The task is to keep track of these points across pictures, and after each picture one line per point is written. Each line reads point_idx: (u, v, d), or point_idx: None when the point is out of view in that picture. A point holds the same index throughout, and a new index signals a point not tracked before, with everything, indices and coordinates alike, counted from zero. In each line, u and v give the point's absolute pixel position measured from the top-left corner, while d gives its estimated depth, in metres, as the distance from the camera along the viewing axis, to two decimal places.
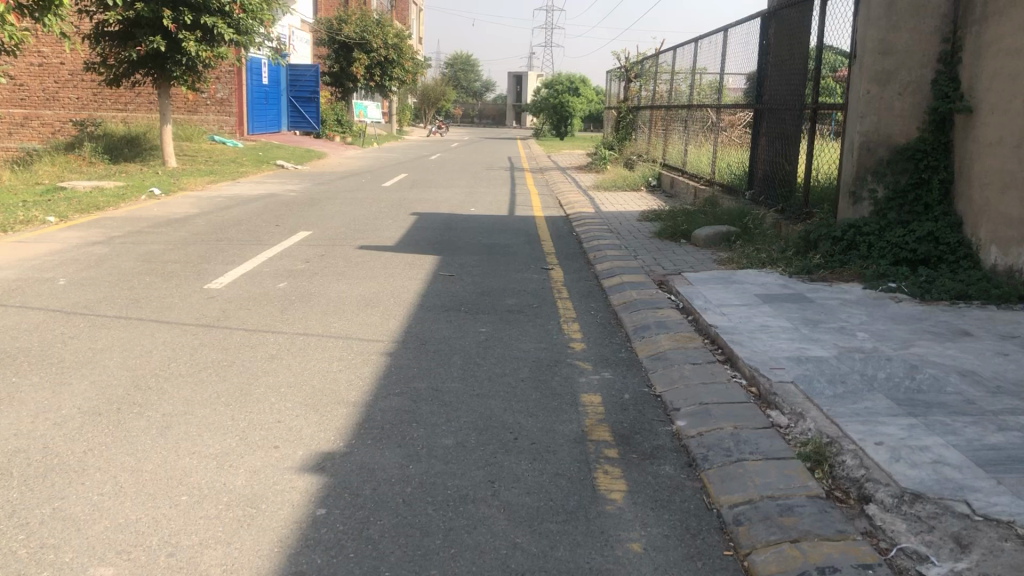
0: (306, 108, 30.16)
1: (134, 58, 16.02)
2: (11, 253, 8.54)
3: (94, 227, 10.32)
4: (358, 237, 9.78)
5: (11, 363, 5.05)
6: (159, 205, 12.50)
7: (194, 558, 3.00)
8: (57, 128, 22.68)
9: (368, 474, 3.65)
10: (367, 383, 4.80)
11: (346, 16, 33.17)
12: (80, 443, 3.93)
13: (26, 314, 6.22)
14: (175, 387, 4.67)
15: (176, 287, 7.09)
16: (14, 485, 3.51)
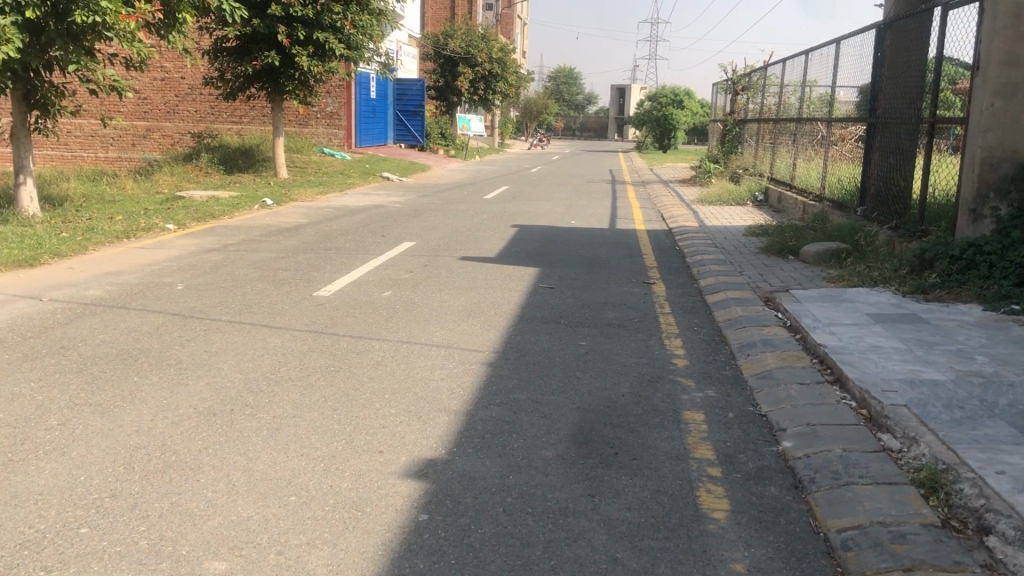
0: (412, 122, 30.83)
1: (250, 72, 16.66)
2: (132, 259, 8.99)
3: (210, 235, 10.77)
4: (460, 248, 9.92)
5: (134, 363, 5.32)
6: (271, 215, 12.94)
7: (302, 557, 3.09)
8: (176, 140, 23.79)
9: (469, 483, 3.69)
10: (469, 392, 4.85)
11: (452, 30, 33.75)
12: (196, 441, 4.11)
13: (148, 316, 6.53)
14: (284, 390, 4.84)
15: (286, 294, 7.34)
16: (135, 479, 3.69)
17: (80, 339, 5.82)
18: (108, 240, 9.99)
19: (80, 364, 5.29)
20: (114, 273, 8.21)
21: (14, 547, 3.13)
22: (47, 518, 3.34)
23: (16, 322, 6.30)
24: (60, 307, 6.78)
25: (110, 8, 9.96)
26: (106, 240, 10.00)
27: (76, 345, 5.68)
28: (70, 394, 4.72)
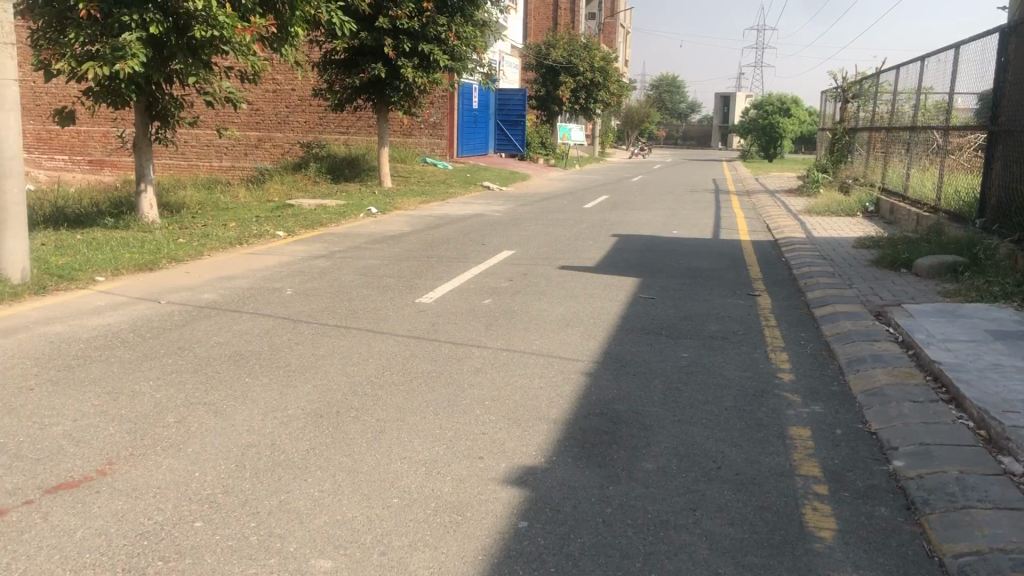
0: (513, 131, 31.01)
1: (357, 84, 17.09)
2: (244, 264, 9.32)
3: (318, 242, 11.07)
4: (560, 257, 9.94)
5: (245, 365, 5.52)
6: (375, 223, 13.24)
7: (404, 558, 3.14)
8: (286, 149, 24.47)
9: (568, 492, 3.70)
10: (567, 402, 4.85)
11: (554, 40, 33.95)
12: (303, 441, 4.24)
13: (258, 319, 6.77)
14: (387, 394, 4.94)
15: (390, 300, 7.49)
16: (247, 476, 3.83)
17: (195, 341, 6.08)
18: (223, 246, 10.40)
19: (196, 364, 5.53)
20: (228, 278, 8.56)
21: (135, 537, 3.29)
22: (165, 510, 3.50)
23: (136, 323, 6.61)
24: (177, 309, 7.10)
25: (227, 22, 10.39)
26: (220, 246, 10.40)
27: (192, 347, 5.93)
28: (187, 393, 4.94)
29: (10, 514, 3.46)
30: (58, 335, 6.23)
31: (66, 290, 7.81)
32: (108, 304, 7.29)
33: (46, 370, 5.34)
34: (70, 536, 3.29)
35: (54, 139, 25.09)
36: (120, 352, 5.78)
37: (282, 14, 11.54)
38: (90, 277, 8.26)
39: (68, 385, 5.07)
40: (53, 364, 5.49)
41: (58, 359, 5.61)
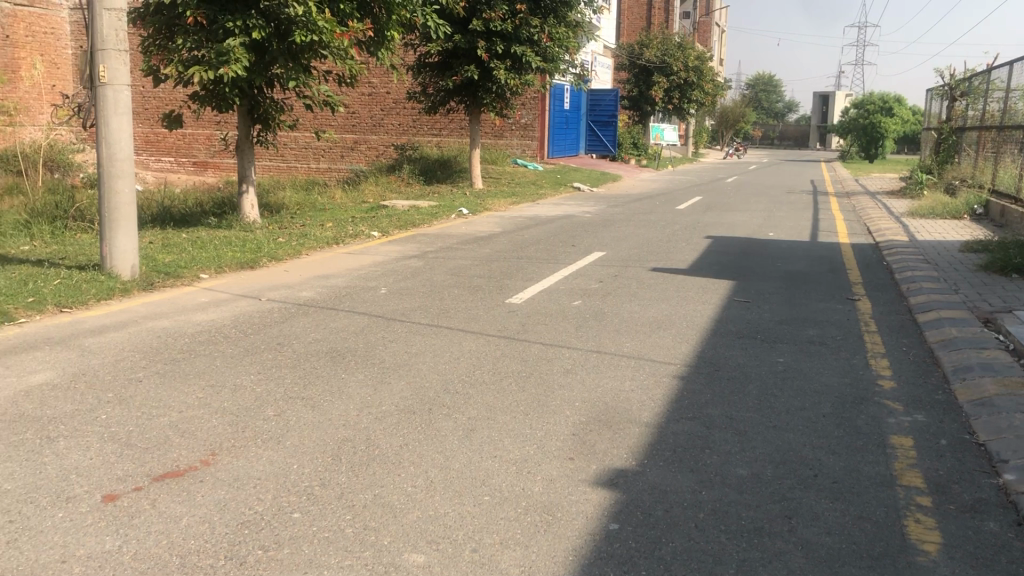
0: (604, 132, 30.81)
1: (450, 86, 17.27)
2: (340, 263, 9.55)
3: (411, 242, 11.26)
4: (652, 259, 9.86)
5: (341, 361, 5.65)
6: (467, 224, 13.35)
7: (495, 556, 3.17)
8: (381, 152, 24.89)
9: (660, 496, 3.66)
10: (659, 405, 4.80)
11: (647, 39, 33.62)
12: (397, 437, 4.31)
13: (353, 317, 6.92)
14: (478, 393, 4.98)
15: (481, 300, 7.55)
16: (343, 469, 3.92)
17: (294, 337, 6.25)
18: (319, 245, 10.66)
19: (294, 360, 5.68)
20: (325, 276, 8.76)
21: (237, 526, 3.40)
22: (265, 501, 3.61)
23: (238, 319, 6.84)
24: (277, 306, 7.32)
25: (326, 27, 10.66)
26: (317, 245, 10.67)
27: (290, 343, 6.10)
28: (286, 387, 5.08)
29: (121, 500, 3.63)
30: (164, 329, 6.49)
31: (172, 286, 8.14)
32: (212, 301, 7.57)
33: (154, 363, 5.58)
34: (177, 523, 3.43)
35: (161, 142, 26.14)
36: (223, 347, 5.99)
37: (379, 18, 11.77)
38: (194, 274, 8.58)
39: (174, 377, 5.28)
40: (160, 357, 5.73)
41: (165, 352, 5.85)
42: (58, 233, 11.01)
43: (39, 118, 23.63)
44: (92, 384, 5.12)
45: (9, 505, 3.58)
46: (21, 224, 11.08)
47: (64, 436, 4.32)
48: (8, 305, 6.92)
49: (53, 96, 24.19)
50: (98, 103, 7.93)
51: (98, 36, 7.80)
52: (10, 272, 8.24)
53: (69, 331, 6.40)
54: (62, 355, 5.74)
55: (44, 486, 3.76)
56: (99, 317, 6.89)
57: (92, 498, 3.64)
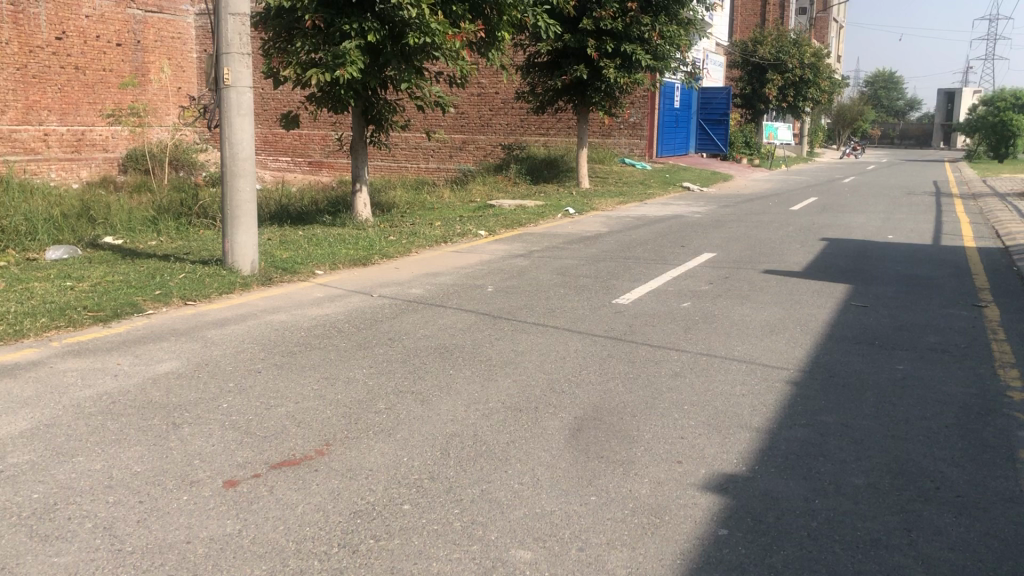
0: (715, 130, 30.22)
1: (559, 86, 17.29)
2: (448, 262, 9.68)
3: (517, 241, 11.33)
4: (763, 261, 9.63)
5: (450, 357, 5.74)
6: (573, 223, 13.32)
7: (602, 556, 3.17)
8: (488, 151, 25.03)
9: (771, 502, 3.58)
10: (771, 411, 4.69)
11: (761, 36, 32.87)
12: (504, 434, 4.35)
13: (461, 314, 7.02)
14: (585, 393, 4.98)
15: (587, 300, 7.55)
16: (450, 464, 3.99)
17: (404, 333, 6.39)
18: (429, 244, 10.85)
19: (405, 354, 5.81)
20: (433, 274, 8.91)
21: (350, 515, 3.50)
22: (376, 492, 3.70)
23: (351, 314, 7.03)
24: (387, 302, 7.47)
25: (439, 29, 10.84)
26: (426, 243, 10.86)
27: (401, 338, 6.23)
28: (397, 381, 5.21)
29: (241, 485, 3.78)
30: (281, 323, 6.73)
31: (289, 281, 8.42)
32: (326, 296, 7.80)
33: (272, 355, 5.80)
34: (293, 509, 3.55)
35: (279, 142, 27.08)
36: (336, 341, 6.17)
37: (491, 19, 11.90)
38: (310, 270, 8.86)
39: (290, 369, 5.47)
40: (278, 349, 5.94)
41: (282, 345, 6.07)
42: (184, 229, 11.55)
43: (167, 120, 24.85)
44: (215, 374, 5.36)
45: (139, 486, 3.78)
46: (150, 220, 11.66)
47: (189, 423, 4.53)
48: (139, 297, 7.30)
49: (179, 99, 25.35)
50: (222, 105, 8.28)
51: (223, 40, 8.11)
52: (140, 266, 8.70)
53: (194, 323, 6.72)
54: (187, 346, 6.03)
55: (171, 469, 3.95)
56: (221, 309, 7.20)
57: (215, 483, 3.81)
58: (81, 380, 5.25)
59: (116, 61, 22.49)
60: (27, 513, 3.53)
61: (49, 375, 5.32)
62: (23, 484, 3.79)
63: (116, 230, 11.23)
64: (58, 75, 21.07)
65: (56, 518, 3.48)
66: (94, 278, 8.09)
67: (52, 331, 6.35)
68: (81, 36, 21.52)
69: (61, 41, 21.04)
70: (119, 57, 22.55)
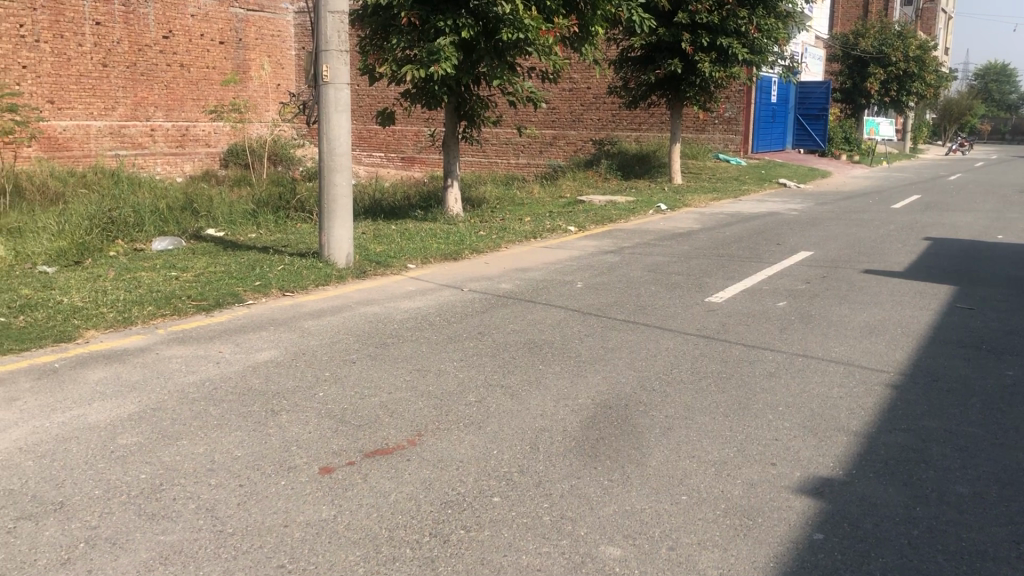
0: (813, 126, 29.47)
1: (652, 81, 17.13)
2: (538, 257, 9.69)
3: (607, 238, 11.26)
4: (863, 261, 9.35)
5: (539, 352, 5.75)
6: (665, 220, 13.17)
7: (692, 556, 3.14)
8: (579, 147, 24.88)
9: (869, 508, 3.48)
10: (869, 414, 4.56)
11: (863, 29, 31.92)
12: (594, 430, 4.35)
13: (551, 310, 7.03)
14: (676, 392, 4.92)
15: (679, 298, 7.46)
16: (540, 458, 4.00)
17: (494, 327, 6.43)
18: (519, 239, 10.89)
19: (495, 349, 5.85)
20: (524, 269, 8.94)
21: (440, 505, 3.55)
22: (467, 483, 3.74)
23: (442, 308, 7.11)
24: (478, 297, 7.53)
25: (532, 25, 10.86)
26: (516, 238, 10.90)
27: (490, 332, 6.28)
28: (487, 375, 5.25)
29: (336, 472, 3.88)
30: (375, 315, 6.87)
31: (382, 274, 8.57)
32: (418, 289, 7.91)
33: (365, 346, 5.92)
34: (385, 497, 3.63)
35: (373, 138, 27.57)
36: (428, 333, 6.26)
37: (584, 14, 11.84)
38: (403, 264, 9.00)
39: (382, 360, 5.58)
40: (371, 341, 6.06)
41: (375, 336, 6.18)
42: (281, 222, 11.88)
43: (266, 116, 25.59)
44: (312, 363, 5.51)
45: (239, 470, 3.91)
46: (249, 213, 12.03)
47: (287, 410, 4.67)
48: (239, 288, 7.55)
49: (279, 95, 26.06)
50: (321, 101, 8.47)
51: (323, 38, 8.30)
52: (241, 258, 8.99)
53: (292, 314, 6.91)
54: (284, 335, 6.21)
55: (269, 455, 4.07)
56: (317, 301, 7.38)
57: (311, 469, 3.91)
58: (185, 366, 5.46)
59: (219, 58, 23.25)
60: (135, 492, 3.69)
61: (155, 361, 5.56)
62: (131, 465, 3.96)
63: (218, 222, 11.62)
64: (164, 72, 21.90)
65: (161, 498, 3.64)
66: (198, 268, 8.40)
67: (158, 319, 6.62)
68: (186, 34, 22.30)
69: (167, 40, 21.86)
70: (221, 55, 23.30)
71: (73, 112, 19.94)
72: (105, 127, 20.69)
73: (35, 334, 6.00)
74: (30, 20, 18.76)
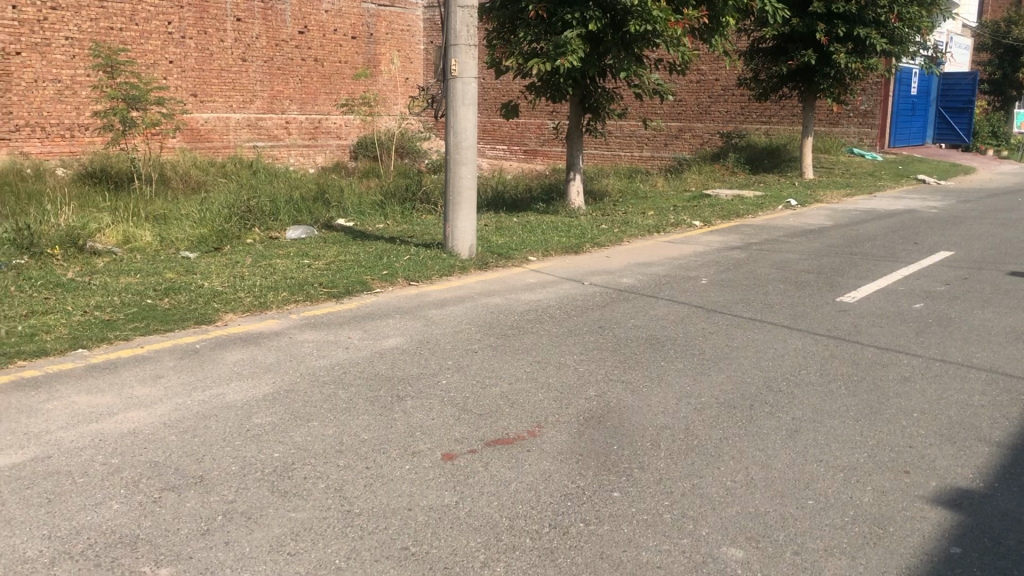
0: (957, 119, 27.96)
1: (784, 72, 16.62)
2: (661, 252, 9.58)
3: (734, 233, 11.03)
4: (1009, 262, 8.82)
5: (662, 349, 5.70)
6: (795, 216, 12.79)
7: (819, 562, 3.06)
8: (705, 140, 24.40)
9: (1013, 524, 3.30)
10: (1015, 425, 4.31)
11: (1016, 16, 29.99)
12: (717, 430, 4.27)
13: (673, 306, 6.94)
14: (804, 393, 4.78)
15: (809, 297, 7.23)
16: (662, 455, 3.97)
17: (615, 322, 6.40)
18: (642, 233, 10.78)
19: (616, 343, 5.83)
20: (646, 264, 8.85)
21: (561, 497, 3.57)
22: (587, 477, 3.75)
23: (562, 301, 7.13)
24: (599, 291, 7.51)
25: (661, 16, 10.71)
26: (639, 233, 10.80)
27: (612, 327, 6.25)
28: (607, 369, 5.23)
29: (458, 459, 3.95)
30: (497, 306, 6.95)
31: (504, 266, 8.66)
32: (539, 282, 7.95)
33: (487, 337, 5.99)
34: (506, 487, 3.67)
35: (498, 131, 27.81)
36: (548, 326, 6.28)
37: (715, 4, 11.60)
38: (524, 256, 9.06)
39: (504, 351, 5.64)
40: (493, 331, 6.14)
41: (497, 327, 6.26)
42: (408, 213, 12.18)
43: (394, 109, 26.20)
44: (436, 352, 5.63)
45: (366, 453, 4.04)
46: (377, 204, 12.37)
47: (411, 396, 4.79)
48: (367, 277, 7.77)
49: (407, 89, 26.65)
50: (449, 95, 8.60)
51: (452, 32, 8.42)
52: (369, 247, 9.26)
53: (417, 302, 7.07)
54: (409, 324, 6.36)
55: (394, 439, 4.19)
56: (440, 291, 7.52)
57: (434, 455, 4.00)
58: (316, 350, 5.66)
59: (350, 53, 23.95)
60: (269, 470, 3.87)
61: (288, 345, 5.79)
62: (265, 443, 4.15)
63: (348, 212, 12.01)
64: (299, 66, 22.71)
65: (293, 476, 3.79)
66: (328, 256, 8.69)
67: (291, 304, 6.89)
68: (321, 30, 23.07)
69: (303, 35, 22.65)
70: (353, 50, 24.01)
71: (214, 105, 20.91)
72: (244, 119, 21.60)
73: (179, 315, 6.36)
74: (176, 18, 19.79)
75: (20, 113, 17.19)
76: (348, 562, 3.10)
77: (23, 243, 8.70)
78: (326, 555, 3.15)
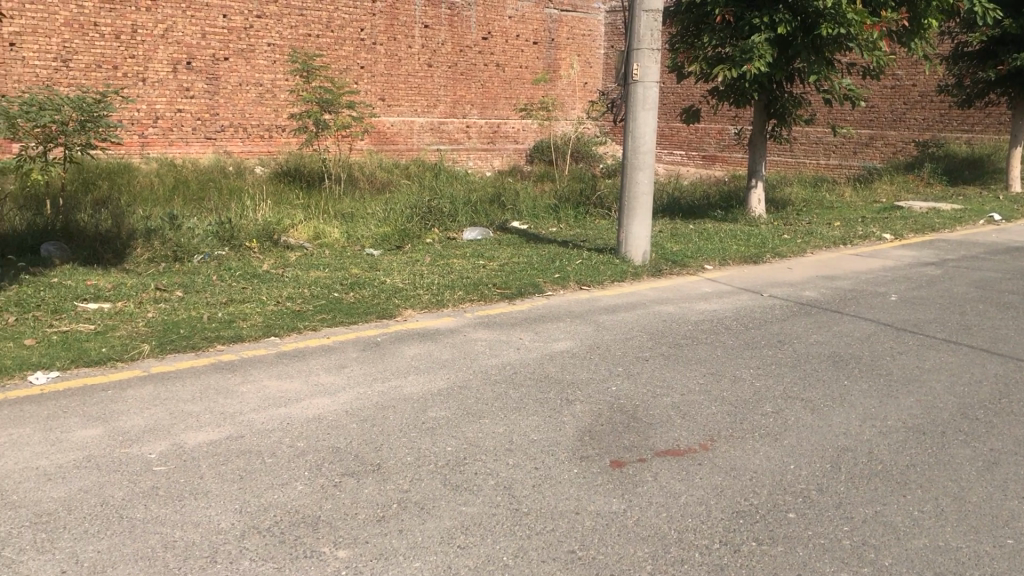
0: None
1: (993, 77, 15.47)
2: (847, 265, 9.13)
3: (928, 248, 10.37)
4: None
5: (845, 367, 5.43)
6: (998, 231, 11.87)
7: None
8: (899, 148, 23.05)
9: None
10: None
11: None
12: (905, 456, 4.03)
13: (859, 322, 6.60)
14: (1005, 424, 4.43)
15: (1012, 320, 6.68)
16: (841, 478, 3.78)
17: (795, 336, 6.16)
18: (826, 244, 10.33)
19: (794, 359, 5.60)
20: (829, 277, 8.47)
21: (733, 514, 3.47)
22: (760, 495, 3.62)
23: (739, 312, 6.94)
24: (778, 304, 7.25)
25: (857, 19, 10.19)
26: (823, 244, 10.35)
27: (791, 341, 6.02)
28: (784, 386, 5.04)
29: (627, 467, 3.92)
30: (670, 314, 6.85)
31: (678, 273, 8.52)
32: (714, 291, 7.77)
33: (658, 345, 5.92)
34: (675, 499, 3.60)
35: (676, 136, 27.42)
36: (723, 338, 6.12)
37: (917, 6, 10.93)
38: (700, 264, 8.88)
39: (676, 360, 5.55)
40: (665, 340, 6.05)
41: (668, 336, 6.17)
42: (582, 218, 12.22)
43: (572, 113, 26.35)
44: (606, 357, 5.61)
45: (535, 453, 4.07)
46: (552, 208, 12.47)
47: (581, 401, 4.79)
48: (540, 279, 7.85)
49: (587, 94, 26.73)
50: (630, 99, 8.55)
51: (636, 36, 8.38)
52: (543, 250, 9.35)
53: (589, 307, 7.07)
54: (580, 328, 6.37)
55: (563, 442, 4.21)
56: (613, 296, 7.49)
57: (603, 461, 3.98)
58: (488, 349, 5.78)
59: (531, 58, 24.31)
60: (442, 463, 3.97)
61: (461, 342, 5.94)
62: (439, 437, 4.27)
63: (523, 215, 12.19)
64: (482, 71, 23.28)
65: (465, 471, 3.88)
66: (503, 258, 8.85)
67: (467, 303, 7.06)
68: (504, 35, 23.55)
69: (486, 41, 23.20)
70: (534, 55, 24.36)
71: (401, 109, 21.73)
72: (428, 122, 22.34)
73: (362, 309, 6.64)
74: (369, 25, 20.71)
75: (225, 115, 18.52)
76: (516, 560, 3.14)
77: (226, 236, 9.36)
78: (493, 551, 3.20)
